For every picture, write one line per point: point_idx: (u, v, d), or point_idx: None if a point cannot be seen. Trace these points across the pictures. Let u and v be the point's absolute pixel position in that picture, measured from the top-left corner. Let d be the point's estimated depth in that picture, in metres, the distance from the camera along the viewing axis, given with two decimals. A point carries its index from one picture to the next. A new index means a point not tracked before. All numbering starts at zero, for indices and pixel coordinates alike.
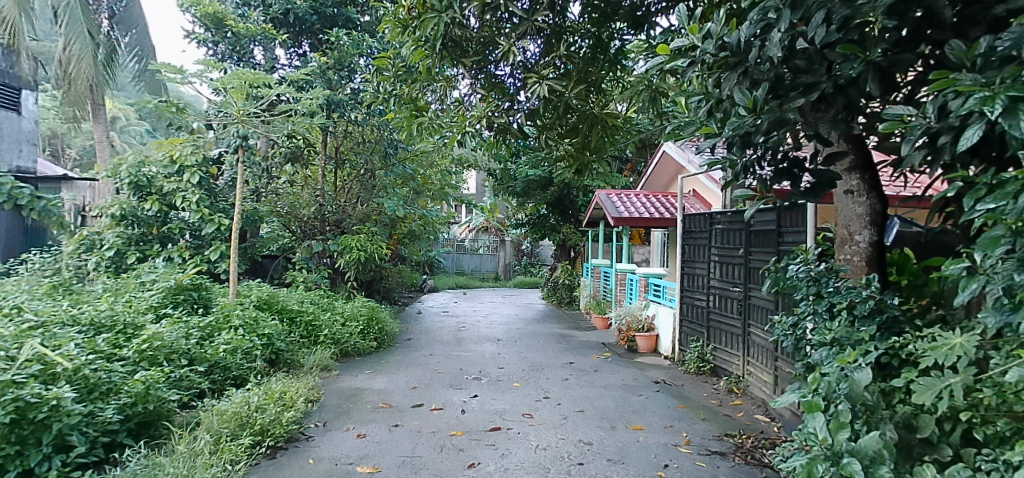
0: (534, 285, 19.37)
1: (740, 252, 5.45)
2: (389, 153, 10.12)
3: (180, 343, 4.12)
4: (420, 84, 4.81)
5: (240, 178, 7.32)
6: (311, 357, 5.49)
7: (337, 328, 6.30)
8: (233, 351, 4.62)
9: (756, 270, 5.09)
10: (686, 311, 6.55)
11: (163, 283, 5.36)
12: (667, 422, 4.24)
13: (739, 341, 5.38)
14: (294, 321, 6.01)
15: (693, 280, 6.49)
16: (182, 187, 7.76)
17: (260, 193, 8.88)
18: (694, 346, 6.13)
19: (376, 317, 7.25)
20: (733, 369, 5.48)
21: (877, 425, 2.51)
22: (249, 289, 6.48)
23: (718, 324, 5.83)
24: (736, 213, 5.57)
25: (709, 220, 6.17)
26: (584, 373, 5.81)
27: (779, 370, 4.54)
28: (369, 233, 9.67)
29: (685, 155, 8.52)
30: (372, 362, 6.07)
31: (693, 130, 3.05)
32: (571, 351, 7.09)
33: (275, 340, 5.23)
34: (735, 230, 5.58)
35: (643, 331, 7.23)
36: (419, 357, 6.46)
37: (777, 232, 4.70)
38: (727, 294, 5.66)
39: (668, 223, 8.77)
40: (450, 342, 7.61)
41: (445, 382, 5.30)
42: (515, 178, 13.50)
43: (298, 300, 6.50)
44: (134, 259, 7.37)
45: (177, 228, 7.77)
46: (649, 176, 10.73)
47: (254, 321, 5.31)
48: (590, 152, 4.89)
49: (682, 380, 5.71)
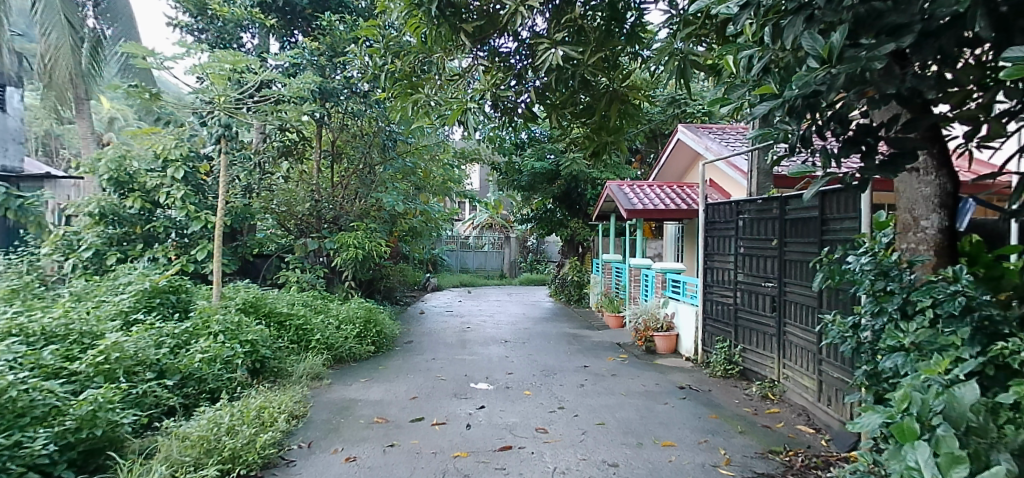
0: (540, 283, 18.84)
1: (772, 243, 4.93)
2: (387, 146, 9.76)
3: (148, 353, 3.65)
4: (415, 59, 4.31)
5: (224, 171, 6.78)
6: (301, 365, 4.99)
7: (330, 332, 5.79)
8: (210, 361, 4.13)
9: (795, 263, 4.58)
10: (710, 309, 6.03)
11: (136, 285, 4.90)
12: (700, 437, 3.73)
13: (774, 342, 4.86)
14: (283, 326, 5.53)
15: (717, 275, 5.96)
16: (165, 183, 7.27)
17: (253, 190, 8.41)
18: (721, 347, 5.62)
19: (374, 319, 6.75)
20: (765, 372, 4.96)
21: (988, 456, 1.98)
22: (236, 290, 6.00)
23: (747, 324, 5.31)
24: (768, 200, 5.04)
25: (735, 210, 5.63)
26: (601, 379, 5.29)
27: (824, 375, 4.04)
28: (367, 230, 9.14)
29: (701, 142, 8.00)
30: (369, 368, 5.57)
31: (741, 92, 2.52)
32: (585, 354, 6.58)
33: (261, 347, 4.73)
34: (767, 220, 5.06)
35: (662, 330, 6.70)
36: (421, 362, 5.96)
37: (820, 220, 4.17)
38: (759, 290, 5.13)
39: (686, 215, 8.23)
40: (454, 345, 7.11)
41: (450, 391, 4.80)
42: (521, 172, 12.97)
43: (288, 303, 6.01)
44: (115, 260, 6.91)
45: (161, 226, 7.29)
46: (662, 166, 10.18)
47: (238, 326, 4.82)
48: (607, 133, 4.17)
49: (709, 384, 5.19)
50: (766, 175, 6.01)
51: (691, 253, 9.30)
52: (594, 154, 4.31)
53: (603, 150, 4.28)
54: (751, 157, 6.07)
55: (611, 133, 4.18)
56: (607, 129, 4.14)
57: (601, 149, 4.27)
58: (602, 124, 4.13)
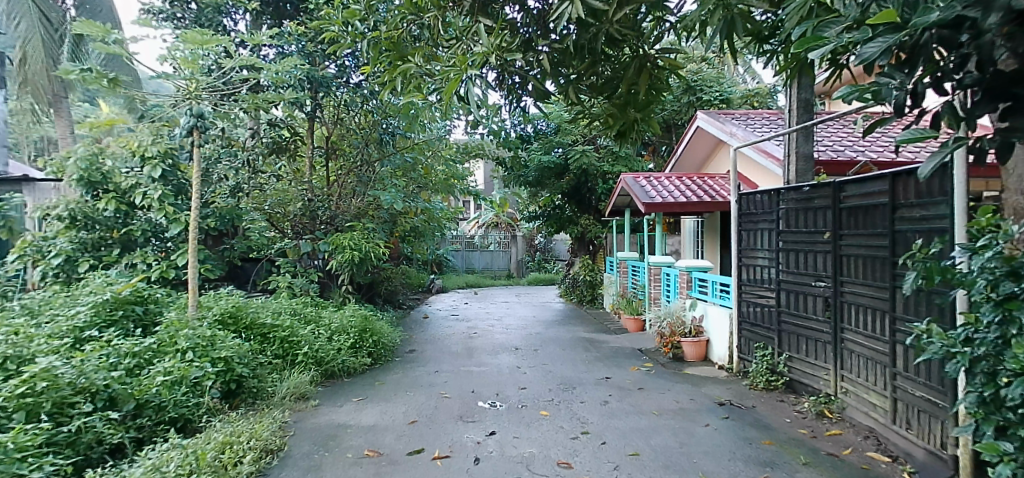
0: (549, 283, 18.21)
1: (823, 236, 4.28)
2: (385, 140, 9.14)
3: (93, 379, 3.10)
4: (406, 26, 3.68)
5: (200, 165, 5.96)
6: (284, 384, 4.38)
7: (320, 345, 5.14)
8: (173, 385, 3.52)
9: (855, 259, 3.92)
10: (745, 312, 5.37)
11: (96, 296, 4.33)
12: (757, 472, 3.07)
13: (829, 351, 4.20)
14: (266, 338, 4.91)
15: (753, 273, 5.28)
16: (142, 183, 6.65)
17: (242, 189, 7.84)
18: (761, 354, 4.97)
19: (370, 327, 6.11)
20: (819, 385, 4.32)
21: None
22: (216, 298, 5.39)
23: (791, 329, 4.67)
24: (818, 186, 4.36)
25: (775, 198, 4.95)
26: (627, 394, 4.64)
27: (899, 393, 3.41)
28: (364, 231, 8.52)
29: (725, 127, 7.40)
30: (364, 384, 4.95)
31: (838, 29, 1.84)
32: (605, 363, 5.92)
33: (236, 364, 4.11)
34: (815, 210, 4.41)
35: (690, 336, 6.02)
36: (423, 376, 5.33)
37: (889, 207, 3.51)
38: (807, 290, 4.48)
39: (712, 208, 7.56)
40: (460, 354, 6.48)
41: (454, 412, 4.17)
42: (527, 167, 12.34)
43: (272, 312, 5.39)
44: (89, 267, 6.36)
45: (138, 229, 6.68)
46: (679, 157, 9.51)
47: (213, 339, 4.20)
48: (636, 108, 3.51)
49: (752, 399, 4.54)
50: (806, 159, 5.39)
51: (714, 248, 8.67)
52: (620, 135, 3.65)
53: (630, 130, 3.62)
54: (788, 139, 5.46)
55: (639, 108, 3.52)
56: (635, 104, 3.50)
57: (627, 129, 3.61)
58: (628, 98, 3.48)
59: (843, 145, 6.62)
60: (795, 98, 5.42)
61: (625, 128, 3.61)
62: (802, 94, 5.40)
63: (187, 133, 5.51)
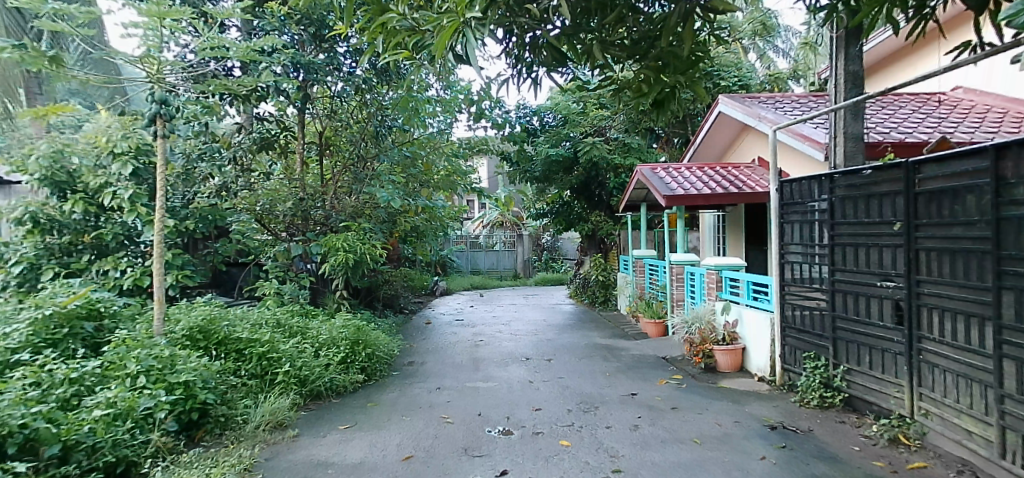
0: (557, 283, 17.56)
1: (890, 228, 3.60)
2: (381, 134, 8.44)
3: (8, 418, 2.54)
4: None
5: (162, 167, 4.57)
6: (258, 410, 3.73)
7: (303, 362, 4.48)
8: (113, 421, 2.92)
9: (937, 254, 3.23)
10: (788, 316, 4.68)
11: (35, 310, 3.71)
12: None
13: (903, 365, 3.51)
14: (240, 356, 4.25)
15: (798, 271, 4.58)
16: (112, 181, 6.01)
17: (229, 189, 7.35)
18: (811, 366, 4.31)
19: (365, 338, 5.44)
20: (888, 404, 3.64)
21: None
22: (189, 309, 4.75)
23: (850, 337, 3.99)
24: (883, 166, 3.67)
25: (826, 183, 4.24)
26: (660, 417, 3.97)
27: (1008, 420, 2.73)
28: (360, 231, 7.79)
29: (752, 111, 6.70)
30: (354, 407, 4.32)
31: None
32: (629, 375, 5.26)
33: (199, 390, 3.46)
34: (877, 196, 3.72)
35: (724, 343, 5.33)
36: (423, 395, 4.68)
37: (992, 189, 2.83)
38: (869, 292, 3.80)
39: (738, 200, 6.88)
40: (466, 366, 5.83)
41: (457, 444, 3.51)
42: (534, 162, 11.66)
43: (250, 325, 4.75)
44: (52, 275, 5.71)
45: (108, 234, 6.03)
46: (700, 144, 8.82)
47: (174, 357, 3.58)
48: (675, 72, 2.83)
49: (806, 421, 3.88)
50: (857, 140, 4.69)
51: (739, 245, 7.98)
52: (656, 104, 2.99)
53: (670, 97, 2.96)
54: (834, 118, 4.77)
55: (680, 69, 2.82)
56: (675, 67, 2.80)
57: (666, 96, 2.94)
58: (667, 59, 2.78)
59: (888, 128, 5.94)
60: (842, 72, 4.70)
61: (663, 95, 2.94)
62: (850, 66, 4.66)
63: (147, 124, 4.48)
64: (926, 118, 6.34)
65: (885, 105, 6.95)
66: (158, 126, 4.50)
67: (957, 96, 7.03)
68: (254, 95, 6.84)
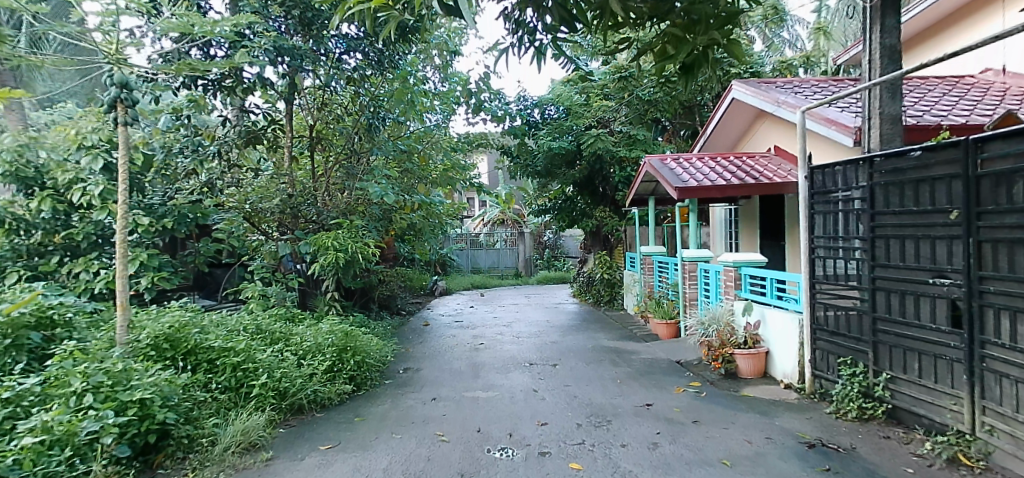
0: (559, 281, 17.15)
1: (945, 217, 3.15)
2: (375, 126, 7.94)
3: None
4: None
5: (125, 157, 4.13)
6: (227, 429, 3.29)
7: (284, 372, 4.04)
8: (44, 450, 2.55)
9: (1007, 246, 2.77)
10: (821, 317, 4.23)
11: None
12: None
13: (964, 375, 3.05)
14: (212, 368, 3.82)
15: (832, 268, 4.13)
16: (82, 177, 5.55)
17: (215, 186, 6.95)
18: (847, 373, 3.87)
19: (354, 344, 5.00)
20: (944, 418, 3.19)
21: None
22: (159, 314, 4.33)
23: (895, 341, 3.54)
24: (934, 146, 3.21)
25: (864, 169, 3.79)
26: (681, 432, 3.54)
27: None
28: (352, 229, 7.33)
29: (769, 96, 6.28)
30: (339, 422, 3.89)
31: None
32: (644, 382, 4.83)
33: (159, 408, 3.01)
34: (928, 181, 3.27)
35: (746, 348, 4.87)
36: (417, 407, 4.24)
37: None
38: (918, 290, 3.36)
39: (757, 191, 6.41)
40: (465, 373, 5.40)
41: (453, 467, 3.07)
42: (535, 156, 11.21)
43: (225, 331, 4.33)
44: (16, 279, 5.27)
45: (78, 233, 5.57)
46: (712, 133, 8.37)
47: (131, 370, 3.14)
48: (708, 28, 2.35)
49: (846, 436, 3.44)
50: (894, 122, 4.23)
51: (754, 240, 7.54)
52: (684, 71, 2.50)
53: (700, 62, 2.45)
54: (869, 97, 4.32)
55: (714, 24, 2.33)
56: (707, 22, 2.33)
57: (697, 60, 2.44)
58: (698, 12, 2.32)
59: (919, 111, 5.51)
60: (877, 46, 4.26)
61: (693, 59, 2.45)
62: (886, 40, 4.22)
63: (107, 110, 4.02)
64: (957, 102, 5.90)
65: (912, 89, 6.50)
66: (120, 114, 4.04)
67: (988, 79, 6.59)
68: (239, 86, 6.61)
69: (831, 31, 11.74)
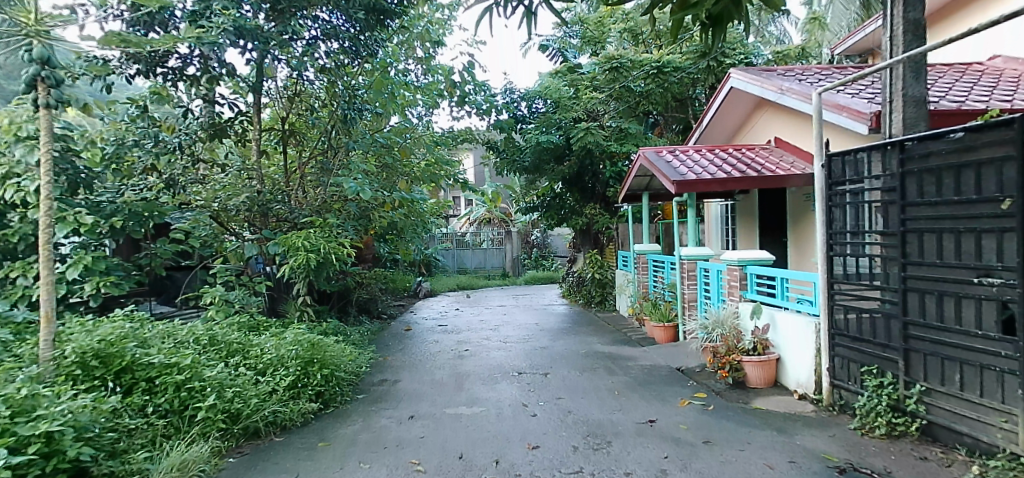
0: (548, 281, 16.71)
1: (995, 207, 2.74)
2: (348, 118, 7.05)
3: None
4: None
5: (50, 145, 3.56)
6: (159, 464, 2.76)
7: (235, 390, 3.53)
8: None
9: None
10: (840, 321, 3.81)
11: None
12: None
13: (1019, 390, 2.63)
14: (149, 388, 3.30)
15: (854, 266, 3.71)
16: (16, 172, 4.97)
17: (176, 183, 6.38)
18: (873, 384, 3.45)
19: (323, 355, 4.50)
20: (992, 438, 2.78)
21: None
22: (95, 325, 3.78)
23: (931, 349, 3.13)
24: (981, 126, 2.80)
25: (892, 155, 3.37)
26: (690, 455, 3.10)
27: None
28: (326, 228, 6.78)
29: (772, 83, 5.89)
30: (301, 447, 3.40)
31: None
32: (642, 393, 4.39)
33: (71, 442, 2.49)
34: (972, 166, 2.86)
35: (755, 355, 4.44)
36: (391, 427, 3.76)
37: None
38: (959, 292, 2.95)
39: (759, 185, 5.99)
40: (447, 384, 4.92)
41: None
42: (522, 151, 10.74)
43: (170, 345, 3.79)
44: None
45: (12, 235, 4.98)
46: (709, 124, 7.99)
47: (38, 396, 2.63)
48: None
49: (878, 457, 3.03)
50: (918, 105, 3.82)
51: (753, 237, 7.15)
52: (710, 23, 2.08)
53: (730, 13, 2.03)
54: (889, 77, 3.91)
55: None
56: None
57: (725, 11, 2.02)
58: None
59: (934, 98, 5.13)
60: (899, 20, 3.85)
61: (720, 10, 2.02)
62: (910, 14, 3.82)
63: (26, 90, 3.45)
64: (970, 88, 5.54)
65: None
66: (40, 94, 3.45)
67: (998, 66, 6.26)
68: (204, 77, 6.06)
69: (824, 24, 11.41)
